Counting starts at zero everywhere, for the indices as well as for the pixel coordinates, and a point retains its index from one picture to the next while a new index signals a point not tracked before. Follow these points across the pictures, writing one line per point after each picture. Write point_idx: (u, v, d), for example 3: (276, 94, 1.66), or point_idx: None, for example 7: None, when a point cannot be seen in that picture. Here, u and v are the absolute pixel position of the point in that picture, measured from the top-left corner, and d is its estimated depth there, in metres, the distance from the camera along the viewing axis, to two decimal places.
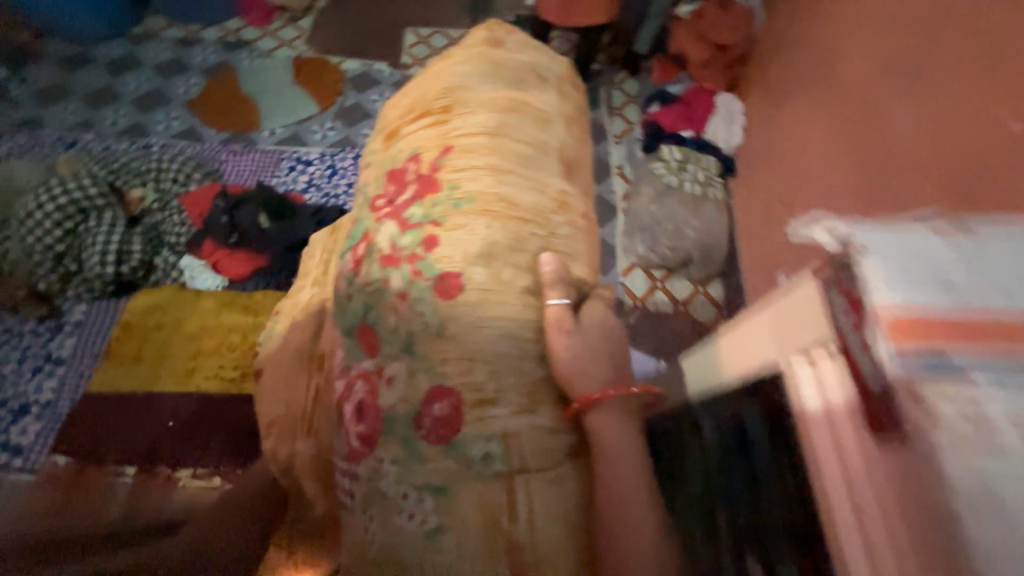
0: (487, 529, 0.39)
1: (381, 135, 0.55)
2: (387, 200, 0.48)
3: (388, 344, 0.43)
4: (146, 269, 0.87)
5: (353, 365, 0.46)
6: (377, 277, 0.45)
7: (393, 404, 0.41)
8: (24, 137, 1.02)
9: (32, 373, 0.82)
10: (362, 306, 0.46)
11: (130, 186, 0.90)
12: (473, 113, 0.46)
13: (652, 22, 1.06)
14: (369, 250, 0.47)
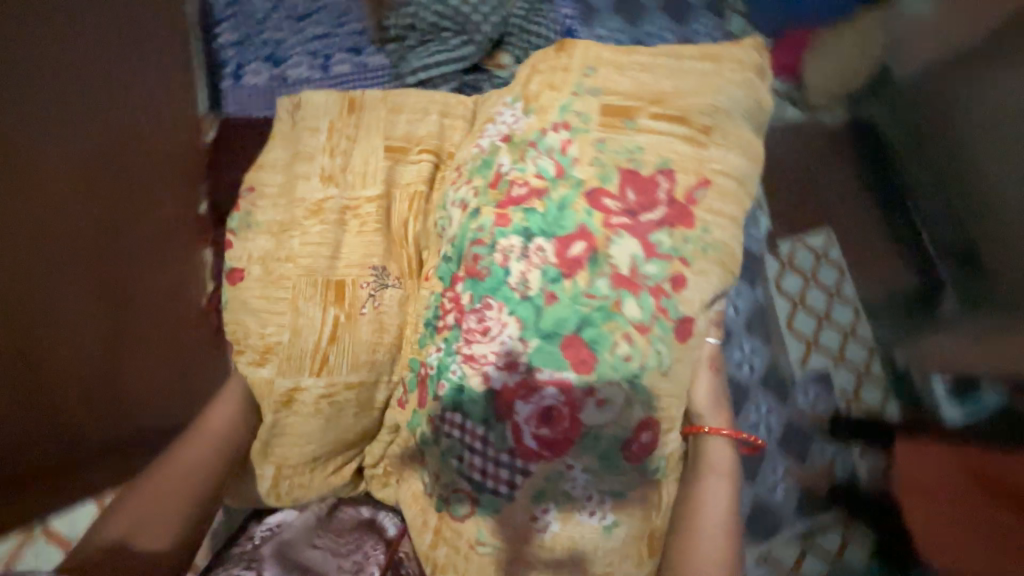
0: (641, 523, 0.48)
1: (599, 105, 0.47)
2: (623, 207, 0.44)
3: (609, 369, 0.43)
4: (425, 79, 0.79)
5: (544, 369, 0.44)
6: (607, 295, 0.43)
7: (602, 425, 0.44)
8: None
9: (310, 60, 0.82)
10: (576, 318, 0.43)
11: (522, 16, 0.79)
12: (729, 151, 0.46)
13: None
14: (594, 257, 0.44)
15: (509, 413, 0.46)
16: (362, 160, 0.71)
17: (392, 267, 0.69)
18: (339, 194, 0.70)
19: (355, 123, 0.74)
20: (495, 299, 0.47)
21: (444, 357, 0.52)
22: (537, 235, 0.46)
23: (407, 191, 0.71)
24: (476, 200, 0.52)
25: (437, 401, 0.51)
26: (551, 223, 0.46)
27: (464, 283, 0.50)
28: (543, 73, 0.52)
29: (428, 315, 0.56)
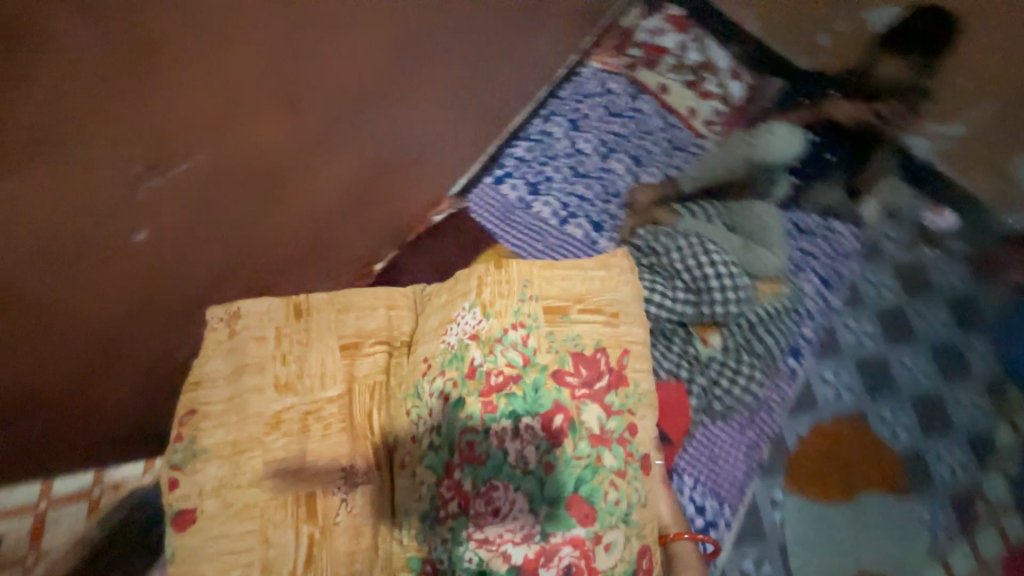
0: None
1: (542, 308, 0.66)
2: (581, 381, 0.61)
3: (606, 515, 0.56)
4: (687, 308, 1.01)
5: (557, 532, 0.55)
6: (589, 453, 0.57)
7: (612, 566, 0.55)
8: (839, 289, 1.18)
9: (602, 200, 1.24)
10: (573, 479, 0.56)
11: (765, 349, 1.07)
12: (635, 325, 0.67)
13: None
14: (572, 425, 0.58)
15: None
16: (318, 361, 0.74)
17: (361, 466, 0.69)
18: (301, 402, 0.71)
19: (305, 327, 0.76)
20: (502, 479, 0.57)
21: (452, 546, 0.58)
22: (523, 417, 0.59)
23: (366, 382, 0.74)
24: (457, 391, 0.62)
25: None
26: (530, 404, 0.59)
27: (465, 470, 0.59)
28: (491, 284, 0.67)
29: (425, 506, 0.62)
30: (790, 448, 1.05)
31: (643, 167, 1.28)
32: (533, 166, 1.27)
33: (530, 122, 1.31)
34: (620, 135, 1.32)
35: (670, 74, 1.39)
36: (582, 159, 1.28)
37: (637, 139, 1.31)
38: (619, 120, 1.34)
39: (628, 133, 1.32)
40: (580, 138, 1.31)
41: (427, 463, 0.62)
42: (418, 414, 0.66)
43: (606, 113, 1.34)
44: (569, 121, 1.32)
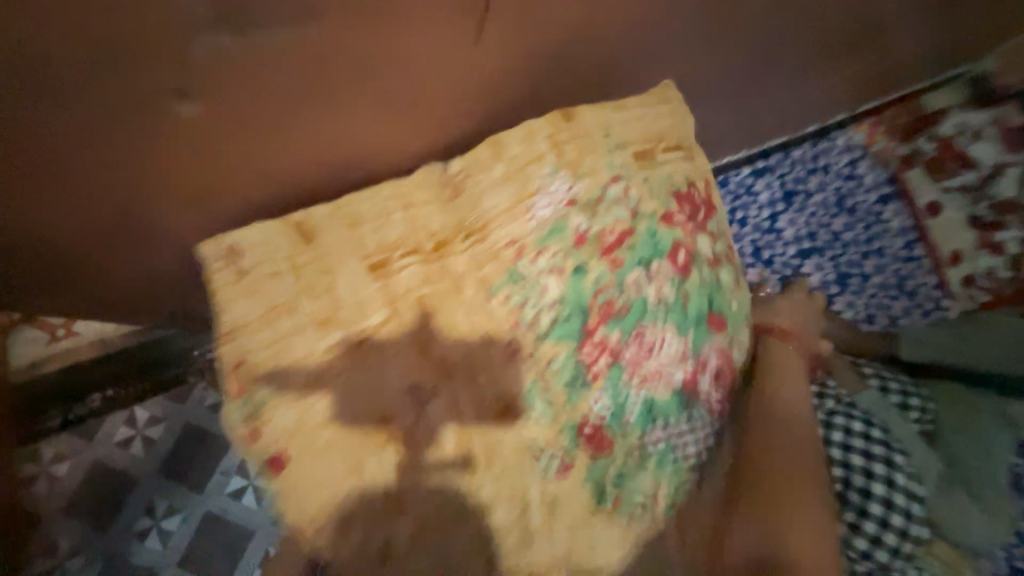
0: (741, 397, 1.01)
1: (608, 172, 0.92)
2: (660, 216, 0.94)
3: (673, 303, 0.93)
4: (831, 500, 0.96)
5: (646, 324, 0.91)
6: (660, 263, 0.92)
7: (676, 331, 0.93)
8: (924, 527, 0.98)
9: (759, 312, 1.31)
10: (646, 278, 0.91)
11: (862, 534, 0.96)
12: (672, 160, 1.00)
13: None
14: (644, 246, 0.92)
15: (646, 358, 0.91)
16: (428, 255, 0.87)
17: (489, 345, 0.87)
18: (422, 287, 0.86)
19: (406, 220, 0.88)
20: (612, 307, 0.90)
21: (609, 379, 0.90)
22: (640, 265, 0.91)
23: (469, 277, 0.87)
24: (569, 253, 0.89)
25: (626, 422, 0.91)
26: (651, 250, 0.92)
27: (610, 323, 0.90)
28: (567, 162, 0.90)
29: (563, 345, 0.89)
30: None
31: (783, 295, 1.34)
32: (729, 218, 1.41)
33: (747, 176, 1.42)
34: (830, 226, 1.43)
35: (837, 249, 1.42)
36: (773, 239, 1.41)
37: (847, 254, 1.41)
38: (840, 233, 1.42)
39: (841, 263, 1.40)
40: (782, 216, 1.43)
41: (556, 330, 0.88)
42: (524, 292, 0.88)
43: (753, 250, 1.41)
44: (807, 197, 1.44)
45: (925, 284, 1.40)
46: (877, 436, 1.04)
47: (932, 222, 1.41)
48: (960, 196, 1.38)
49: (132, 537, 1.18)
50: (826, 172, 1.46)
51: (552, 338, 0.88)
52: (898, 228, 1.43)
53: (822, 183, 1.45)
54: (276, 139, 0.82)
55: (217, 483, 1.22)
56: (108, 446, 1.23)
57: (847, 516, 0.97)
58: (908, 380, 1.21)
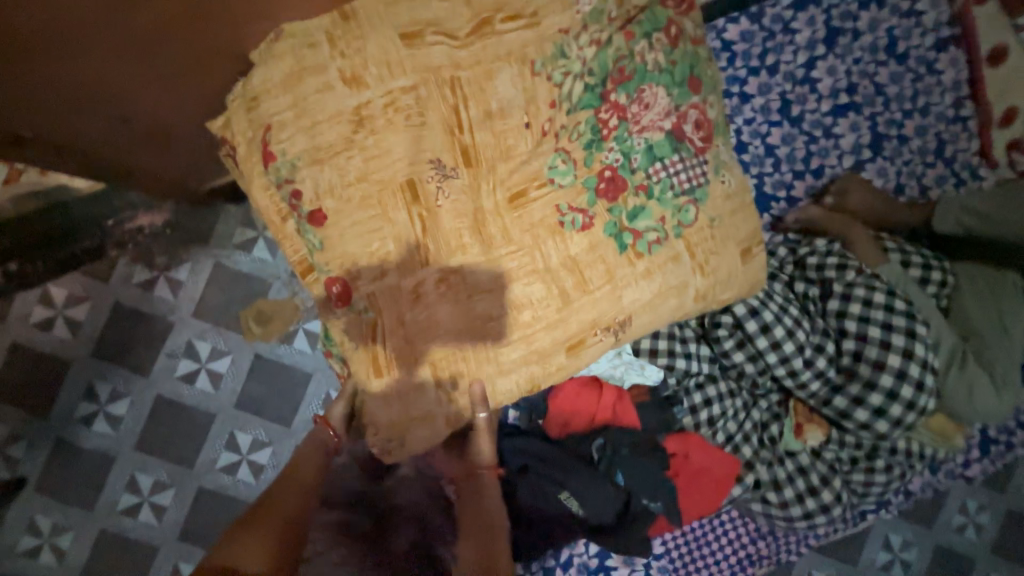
0: None
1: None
2: (676, 3, 0.62)
3: (708, 86, 0.63)
4: (775, 339, 0.96)
5: (683, 102, 0.61)
6: (692, 49, 0.63)
7: (717, 114, 0.64)
8: (913, 371, 0.93)
9: (775, 186, 1.18)
10: (687, 65, 0.62)
11: (811, 366, 0.96)
12: None
13: (758, 455, 1.03)
14: (682, 33, 0.62)
15: (685, 139, 0.61)
16: (380, 54, 0.54)
17: (446, 158, 0.57)
18: (376, 95, 0.55)
19: (358, 26, 0.54)
20: (650, 82, 0.60)
21: (619, 146, 0.61)
22: (655, 35, 0.60)
23: (439, 78, 0.56)
24: (606, 32, 0.59)
25: (639, 170, 0.60)
26: (653, 25, 0.61)
27: (618, 91, 0.60)
28: None
29: (585, 137, 0.60)
30: (799, 461, 1.04)
31: (808, 163, 1.19)
32: (758, 64, 1.16)
33: (787, 8, 1.15)
34: (873, 77, 1.19)
35: (873, 108, 1.20)
36: (807, 92, 1.18)
37: (888, 111, 1.20)
38: (884, 85, 1.20)
39: (879, 121, 1.20)
40: (821, 62, 1.18)
41: (583, 103, 0.60)
42: (569, 74, 0.59)
43: (780, 106, 1.18)
44: (854, 39, 1.18)
45: (965, 149, 1.22)
46: (899, 308, 0.96)
47: (990, 73, 1.18)
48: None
49: (76, 424, 1.08)
50: (881, 5, 1.17)
51: (579, 110, 0.60)
52: (952, 80, 1.20)
53: (873, 21, 1.17)
54: None
55: (162, 367, 1.08)
56: (25, 327, 1.06)
57: (797, 355, 0.96)
58: (932, 253, 1.08)
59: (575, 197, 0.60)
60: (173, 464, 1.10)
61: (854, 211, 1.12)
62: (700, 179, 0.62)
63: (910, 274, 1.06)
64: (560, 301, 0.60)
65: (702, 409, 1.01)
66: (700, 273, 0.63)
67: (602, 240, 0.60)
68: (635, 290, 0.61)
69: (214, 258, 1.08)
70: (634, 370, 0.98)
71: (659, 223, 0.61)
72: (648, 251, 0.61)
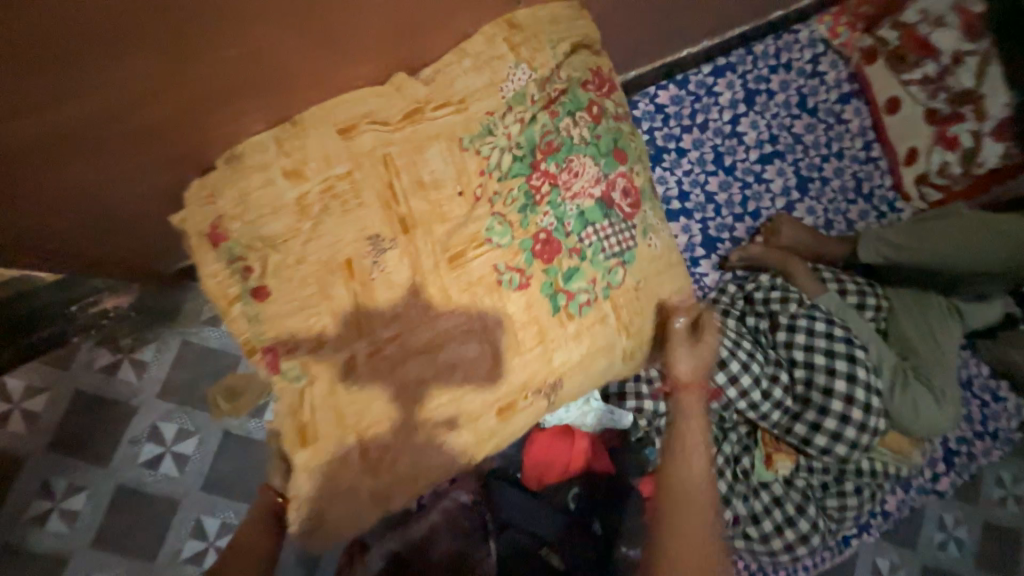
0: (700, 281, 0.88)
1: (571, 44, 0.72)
2: (596, 85, 0.72)
3: (633, 155, 0.72)
4: (733, 375, 1.00)
5: (613, 170, 0.69)
6: (616, 124, 0.71)
7: (644, 181, 0.73)
8: (859, 394, 0.99)
9: (720, 228, 1.28)
10: (611, 138, 0.70)
11: (769, 397, 1.01)
12: None
13: (734, 492, 1.03)
14: (603, 111, 0.71)
15: (613, 205, 0.69)
16: (320, 150, 0.61)
17: (385, 232, 0.62)
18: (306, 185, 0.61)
19: (302, 129, 0.62)
20: (577, 153, 0.68)
21: (554, 210, 0.66)
22: (579, 112, 0.69)
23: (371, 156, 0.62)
24: (530, 112, 0.67)
25: (571, 233, 0.66)
26: (576, 103, 0.70)
27: (549, 159, 0.67)
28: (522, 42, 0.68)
29: (520, 201, 0.65)
30: (774, 493, 1.05)
31: (745, 205, 1.30)
32: (689, 124, 1.30)
33: (707, 76, 1.31)
34: (791, 128, 1.34)
35: (795, 154, 1.34)
36: (735, 144, 1.32)
37: (808, 157, 1.34)
38: (801, 135, 1.35)
39: (801, 165, 1.34)
40: (743, 119, 1.32)
41: (513, 171, 0.66)
42: (495, 149, 0.66)
43: (713, 158, 1.30)
44: (769, 97, 1.33)
45: (880, 185, 1.36)
46: (839, 335, 1.03)
47: (890, 118, 1.34)
48: (920, 87, 1.28)
49: (27, 524, 1.01)
50: (788, 69, 1.35)
51: (509, 179, 0.66)
52: (859, 126, 1.36)
53: (783, 82, 1.34)
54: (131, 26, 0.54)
55: (124, 455, 1.05)
56: None
57: (756, 388, 1.00)
58: (863, 281, 1.19)
59: (513, 258, 0.64)
60: (134, 560, 1.03)
61: (792, 245, 1.21)
62: (624, 249, 0.69)
63: (849, 301, 1.16)
64: (492, 361, 0.62)
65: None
66: (624, 332, 0.68)
67: (539, 299, 0.65)
68: (565, 352, 0.65)
69: (182, 336, 1.10)
70: (606, 415, 1.00)
71: (592, 283, 0.67)
72: (579, 312, 0.66)
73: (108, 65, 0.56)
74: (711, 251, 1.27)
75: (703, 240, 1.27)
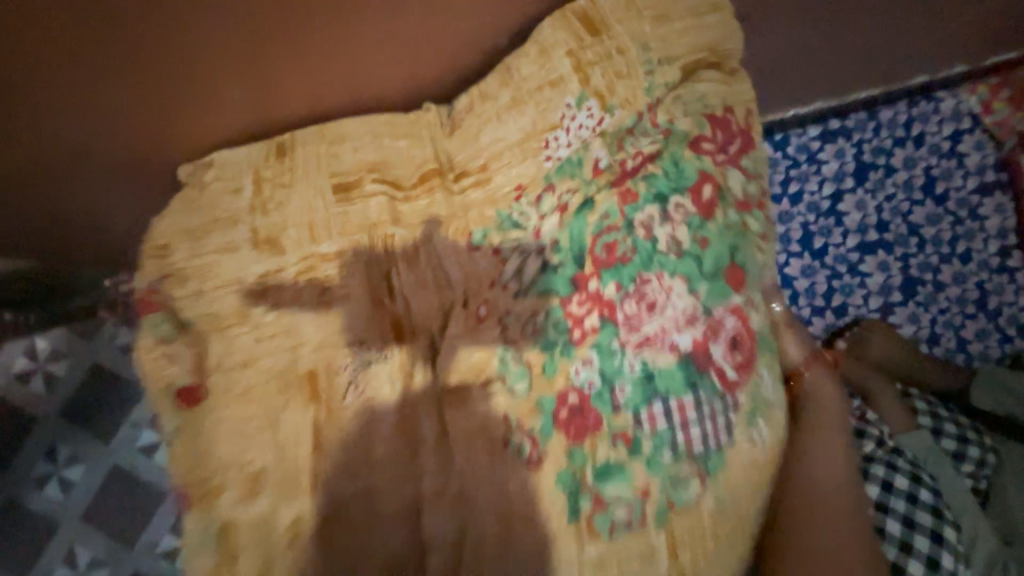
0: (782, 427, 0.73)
1: (679, 70, 0.76)
2: (718, 146, 0.75)
3: (753, 272, 0.73)
4: None
5: (718, 304, 0.71)
6: (736, 220, 0.74)
7: (761, 327, 0.72)
8: None
9: (794, 319, 1.10)
10: (727, 247, 0.72)
11: None
12: (691, 35, 0.77)
13: None
14: (722, 195, 0.74)
15: (704, 368, 0.70)
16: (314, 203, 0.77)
17: (372, 342, 0.76)
18: (294, 259, 0.77)
19: (291, 165, 0.77)
20: (653, 275, 0.72)
21: (604, 356, 0.73)
22: (670, 197, 0.73)
23: (371, 232, 0.78)
24: (576, 194, 0.76)
25: (624, 400, 0.71)
26: (677, 183, 0.74)
27: (605, 274, 0.74)
28: (595, 63, 0.74)
29: (561, 334, 0.76)
30: None
31: (828, 297, 1.10)
32: (778, 192, 1.11)
33: (813, 139, 1.10)
34: (907, 215, 1.11)
35: (905, 247, 1.11)
36: (832, 224, 1.11)
37: (923, 253, 1.11)
38: (919, 226, 1.11)
39: (912, 262, 1.11)
40: (848, 195, 1.11)
41: (548, 268, 0.77)
42: (519, 244, 0.78)
43: (801, 237, 1.11)
44: (886, 175, 1.11)
45: (1011, 302, 1.09)
46: (924, 500, 0.83)
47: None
48: None
49: (27, 483, 1.03)
50: (918, 143, 1.11)
51: (536, 288, 0.77)
52: (997, 227, 1.10)
53: (909, 158, 1.11)
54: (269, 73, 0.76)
55: (123, 436, 1.05)
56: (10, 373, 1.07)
57: None
58: (969, 423, 0.95)
59: (529, 407, 0.74)
60: (115, 540, 1.03)
61: (881, 360, 1.00)
62: (698, 443, 0.68)
63: (942, 445, 0.93)
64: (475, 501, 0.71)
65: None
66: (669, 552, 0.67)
67: (554, 477, 0.70)
68: (577, 550, 0.67)
69: None
70: None
71: (639, 493, 0.68)
72: (608, 511, 0.68)
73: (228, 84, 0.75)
74: None
75: None
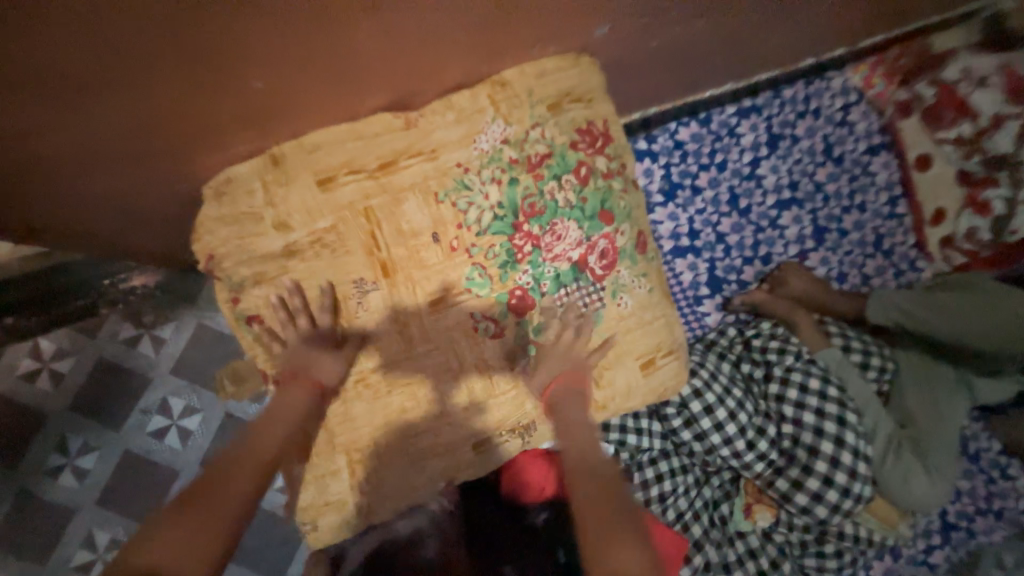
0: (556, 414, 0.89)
1: (577, 77, 0.93)
2: (585, 145, 0.91)
3: (619, 216, 0.91)
4: (720, 422, 1.00)
5: (595, 233, 0.89)
6: (605, 183, 0.91)
7: (625, 242, 0.90)
8: (847, 458, 0.98)
9: (728, 268, 1.28)
10: (599, 201, 0.90)
11: (753, 448, 1.01)
12: (590, 66, 0.94)
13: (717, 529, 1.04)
14: (591, 172, 0.91)
15: (586, 268, 0.89)
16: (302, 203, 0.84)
17: (353, 288, 0.86)
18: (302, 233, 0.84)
19: (285, 169, 0.84)
20: (561, 218, 0.89)
21: (534, 267, 0.88)
22: (563, 176, 0.89)
23: (354, 208, 0.85)
24: (506, 171, 0.88)
25: (547, 294, 0.88)
26: (563, 167, 0.90)
27: (533, 222, 0.88)
28: (503, 98, 0.90)
29: (500, 258, 0.88)
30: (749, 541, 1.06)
31: (755, 248, 1.29)
32: (707, 162, 1.30)
33: (731, 116, 1.30)
34: (813, 175, 1.32)
35: (812, 203, 1.32)
36: (753, 186, 1.31)
37: (828, 206, 1.32)
38: (823, 183, 1.32)
39: (820, 214, 1.32)
40: (764, 161, 1.31)
41: (493, 228, 0.88)
42: (473, 202, 0.88)
43: (728, 198, 1.30)
44: (793, 143, 1.32)
45: (901, 242, 1.32)
46: (833, 396, 1.02)
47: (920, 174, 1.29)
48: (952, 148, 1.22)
49: (44, 476, 1.10)
50: (817, 115, 1.32)
51: (490, 232, 0.88)
52: (885, 181, 1.33)
53: (810, 128, 1.32)
54: (266, 115, 0.80)
55: (135, 422, 1.13)
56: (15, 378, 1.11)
57: (735, 436, 1.00)
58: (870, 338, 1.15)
59: (490, 308, 0.88)
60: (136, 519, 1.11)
61: (798, 295, 1.19)
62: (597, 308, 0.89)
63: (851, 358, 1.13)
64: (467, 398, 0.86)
65: (660, 458, 1.03)
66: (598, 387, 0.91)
67: (513, 345, 0.88)
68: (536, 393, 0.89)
69: (199, 319, 1.17)
70: None
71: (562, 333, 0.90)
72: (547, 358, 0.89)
73: (232, 123, 0.78)
74: (716, 291, 1.27)
75: (705, 278, 1.27)
